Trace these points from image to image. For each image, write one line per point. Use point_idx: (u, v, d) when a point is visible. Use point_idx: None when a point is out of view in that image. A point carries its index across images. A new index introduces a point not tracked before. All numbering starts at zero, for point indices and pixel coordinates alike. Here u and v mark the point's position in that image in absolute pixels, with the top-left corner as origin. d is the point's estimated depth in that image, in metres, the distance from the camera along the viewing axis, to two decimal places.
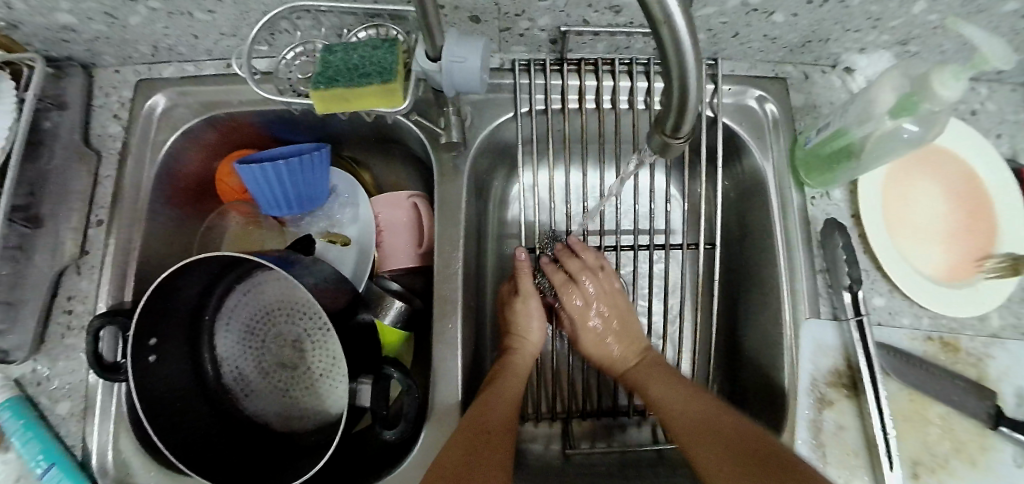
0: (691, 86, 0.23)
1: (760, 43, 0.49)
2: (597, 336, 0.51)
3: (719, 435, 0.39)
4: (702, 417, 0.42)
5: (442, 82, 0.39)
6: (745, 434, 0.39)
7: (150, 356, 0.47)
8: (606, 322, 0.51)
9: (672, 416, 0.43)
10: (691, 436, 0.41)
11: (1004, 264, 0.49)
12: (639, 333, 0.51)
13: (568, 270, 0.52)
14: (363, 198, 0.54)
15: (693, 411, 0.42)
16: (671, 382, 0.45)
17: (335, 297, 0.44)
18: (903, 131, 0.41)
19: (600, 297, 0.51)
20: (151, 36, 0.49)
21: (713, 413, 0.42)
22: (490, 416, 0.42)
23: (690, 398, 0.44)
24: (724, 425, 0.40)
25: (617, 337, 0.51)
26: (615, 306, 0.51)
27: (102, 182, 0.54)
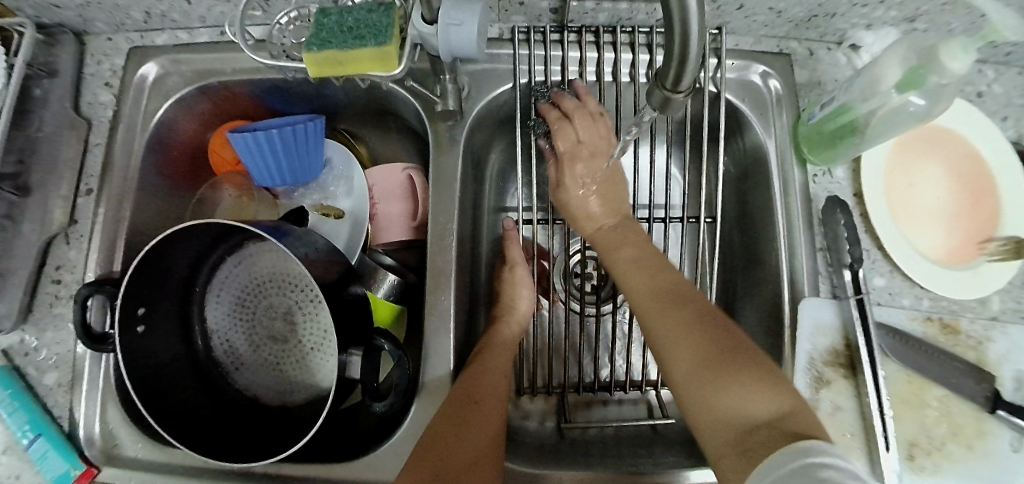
0: (692, 33, 0.22)
1: (765, 17, 0.48)
2: (580, 192, 0.48)
3: (676, 309, 0.38)
4: (664, 289, 0.40)
5: (439, 48, 0.38)
6: (705, 310, 0.38)
7: (139, 326, 0.46)
8: (596, 187, 0.48)
9: (636, 296, 0.42)
10: (653, 308, 0.40)
11: (1006, 247, 0.48)
12: (622, 203, 0.49)
13: (562, 109, 0.47)
14: (358, 171, 0.53)
15: (658, 285, 0.41)
16: (640, 250, 0.44)
17: (327, 268, 0.44)
18: (909, 104, 0.41)
19: (586, 156, 0.48)
20: (144, 2, 0.48)
21: (674, 287, 0.41)
22: (477, 388, 0.41)
23: (656, 269, 0.42)
24: (690, 303, 0.39)
25: (597, 195, 0.48)
26: (604, 163, 0.48)
27: (92, 150, 0.53)
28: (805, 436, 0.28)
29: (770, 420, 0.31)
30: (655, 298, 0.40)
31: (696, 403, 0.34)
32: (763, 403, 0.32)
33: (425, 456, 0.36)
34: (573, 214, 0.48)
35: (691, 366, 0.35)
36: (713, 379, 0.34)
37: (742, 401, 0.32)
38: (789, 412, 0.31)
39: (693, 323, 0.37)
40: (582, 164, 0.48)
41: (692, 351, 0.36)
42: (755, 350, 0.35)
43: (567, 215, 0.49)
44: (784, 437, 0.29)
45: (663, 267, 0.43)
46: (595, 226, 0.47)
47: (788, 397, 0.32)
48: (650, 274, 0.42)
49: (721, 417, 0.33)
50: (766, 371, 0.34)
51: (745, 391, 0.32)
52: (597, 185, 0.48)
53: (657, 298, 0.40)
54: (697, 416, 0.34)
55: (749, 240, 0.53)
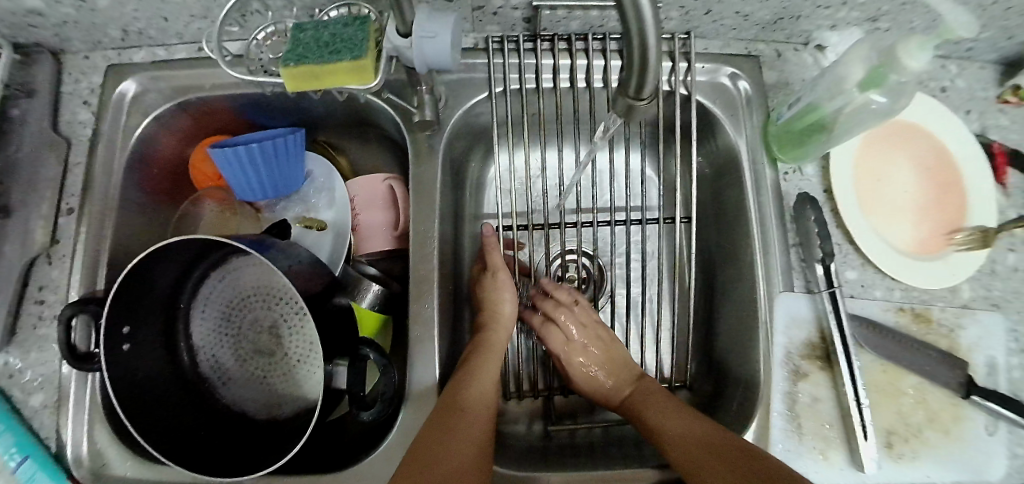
0: (649, 44, 0.22)
1: (732, 21, 0.49)
2: (581, 367, 0.50)
3: (722, 458, 0.37)
4: (706, 440, 0.39)
5: (414, 59, 0.38)
6: (751, 455, 0.37)
7: (124, 344, 0.46)
8: (597, 362, 0.50)
9: (675, 450, 0.39)
10: (701, 466, 0.37)
11: (973, 236, 0.50)
12: (624, 358, 0.50)
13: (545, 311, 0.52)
14: (339, 183, 0.53)
15: (699, 438, 0.39)
16: (671, 409, 0.43)
17: (310, 279, 0.44)
18: (872, 103, 0.42)
19: (581, 336, 0.50)
20: (121, 20, 0.49)
21: (716, 437, 0.39)
22: (462, 397, 0.42)
23: (695, 425, 0.40)
24: (736, 451, 0.37)
25: (603, 363, 0.49)
26: (597, 337, 0.50)
27: (72, 170, 0.52)
28: None
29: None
30: (699, 452, 0.38)
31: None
32: None
33: (411, 468, 0.36)
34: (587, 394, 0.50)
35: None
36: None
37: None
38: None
39: (750, 473, 0.35)
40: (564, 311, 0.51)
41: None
42: None
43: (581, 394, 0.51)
44: None
45: (702, 422, 0.41)
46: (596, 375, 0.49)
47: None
48: (692, 432, 0.40)
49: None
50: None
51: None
52: (598, 361, 0.50)
53: (700, 452, 0.38)
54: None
55: (725, 237, 0.54)
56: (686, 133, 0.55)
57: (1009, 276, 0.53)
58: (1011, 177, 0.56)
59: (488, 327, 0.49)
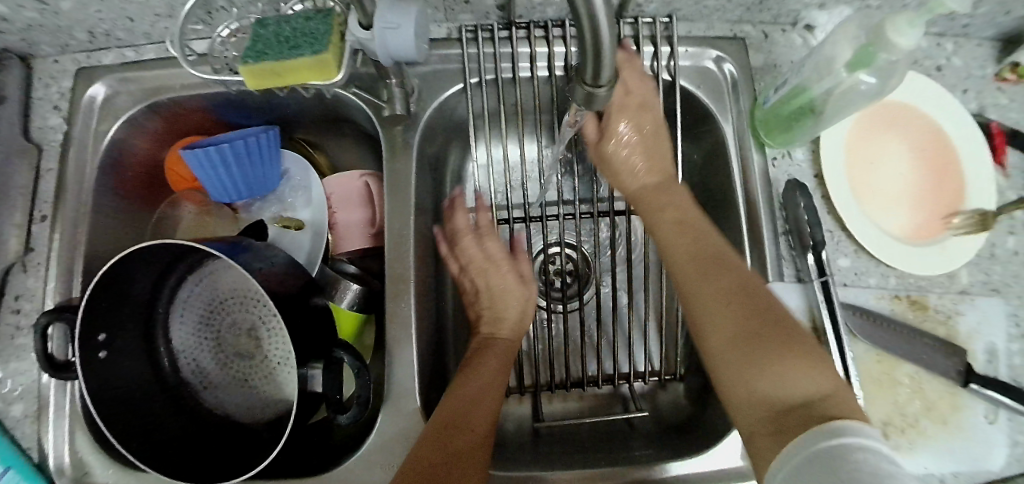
0: (601, 24, 0.22)
1: (714, 2, 0.48)
2: (625, 158, 0.46)
3: (720, 275, 0.37)
4: (707, 254, 0.39)
5: (378, 52, 0.37)
6: (752, 288, 0.36)
7: (101, 352, 0.45)
8: (638, 137, 0.46)
9: (675, 257, 0.41)
10: (695, 284, 0.38)
11: (972, 220, 0.48)
12: (666, 159, 0.47)
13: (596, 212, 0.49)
14: (315, 180, 0.52)
15: (697, 252, 0.40)
16: (693, 227, 0.42)
17: (284, 282, 0.43)
18: (861, 84, 0.40)
19: (632, 107, 0.46)
20: (87, 21, 0.47)
21: (718, 253, 0.39)
22: (464, 409, 0.39)
23: (698, 241, 0.40)
24: (735, 277, 0.37)
25: (641, 151, 0.46)
26: (652, 120, 0.46)
27: (45, 176, 0.51)
28: (836, 415, 0.27)
29: (815, 401, 0.29)
30: (697, 270, 0.39)
31: (735, 380, 0.33)
32: (812, 384, 0.30)
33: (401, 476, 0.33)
34: (615, 170, 0.47)
35: (731, 337, 0.34)
36: (755, 360, 0.32)
37: (787, 384, 0.31)
38: (831, 395, 0.29)
39: (740, 293, 0.36)
40: (628, 116, 0.46)
41: (733, 331, 0.34)
42: (807, 337, 0.34)
43: (608, 170, 0.48)
44: (822, 417, 0.27)
45: (708, 236, 0.40)
46: (638, 184, 0.46)
47: (833, 381, 0.30)
48: (693, 241, 0.40)
49: (755, 397, 0.32)
50: (814, 357, 0.32)
51: (789, 373, 0.31)
52: (640, 137, 0.46)
53: (698, 269, 0.39)
54: (734, 394, 0.33)
55: (713, 226, 0.53)
56: (671, 120, 0.53)
57: (1009, 260, 0.52)
58: (1009, 157, 0.54)
59: (491, 334, 0.47)
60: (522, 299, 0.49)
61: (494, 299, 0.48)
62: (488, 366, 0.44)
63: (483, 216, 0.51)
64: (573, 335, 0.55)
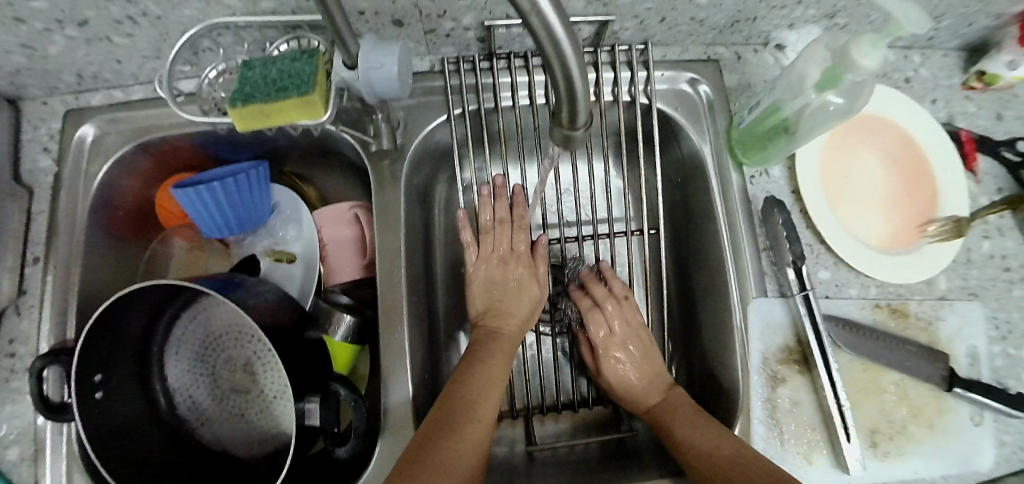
0: (571, 64, 0.23)
1: (688, 27, 0.49)
2: (614, 358, 0.50)
3: (750, 482, 0.36)
4: (731, 462, 0.38)
5: (362, 89, 0.38)
6: (775, 477, 0.35)
7: (97, 392, 0.46)
8: (625, 351, 0.50)
9: (695, 458, 0.40)
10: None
11: (947, 227, 0.50)
12: (661, 365, 0.49)
13: (593, 296, 0.52)
14: (305, 213, 0.53)
15: (718, 461, 0.38)
16: (702, 428, 0.41)
17: (277, 317, 0.44)
18: (830, 104, 0.42)
19: (624, 336, 0.50)
20: (74, 65, 0.48)
21: (740, 459, 0.38)
22: (468, 405, 0.42)
23: (718, 448, 0.39)
24: (757, 470, 0.36)
25: (636, 368, 0.49)
26: (637, 339, 0.50)
27: (36, 218, 0.52)
28: None
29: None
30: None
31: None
32: None
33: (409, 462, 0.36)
34: (611, 385, 0.50)
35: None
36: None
37: None
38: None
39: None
40: (613, 314, 0.51)
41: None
42: None
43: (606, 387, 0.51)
44: None
45: (727, 442, 0.39)
46: (641, 402, 0.48)
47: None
48: (710, 456, 0.39)
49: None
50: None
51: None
52: (632, 349, 0.50)
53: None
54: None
55: (696, 243, 0.54)
56: (652, 141, 0.55)
57: (985, 263, 0.53)
58: (981, 163, 0.56)
59: (496, 327, 0.49)
60: (534, 299, 0.52)
61: (510, 294, 0.51)
62: (478, 387, 0.44)
63: (521, 212, 0.53)
64: (564, 356, 0.57)
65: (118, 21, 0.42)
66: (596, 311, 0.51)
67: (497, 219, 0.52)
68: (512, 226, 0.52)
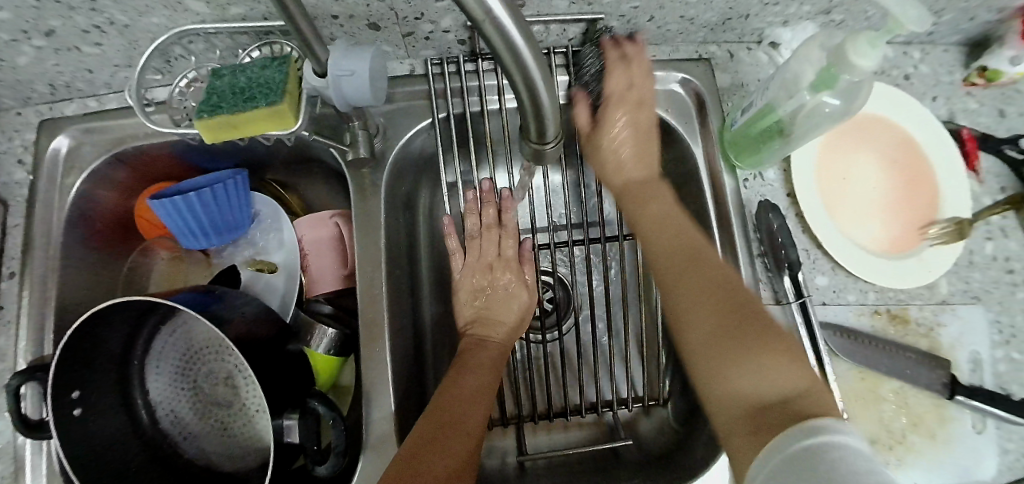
0: (533, 73, 0.22)
1: (678, 25, 0.48)
2: (615, 119, 0.44)
3: (701, 274, 0.38)
4: (687, 252, 0.39)
5: (333, 98, 0.37)
6: (727, 279, 0.37)
7: (76, 410, 0.44)
8: (630, 128, 0.45)
9: (652, 240, 0.42)
10: (675, 267, 0.39)
11: (948, 229, 0.48)
12: (654, 153, 0.46)
13: (623, 56, 0.45)
14: (286, 222, 0.52)
15: (674, 246, 0.40)
16: (664, 209, 0.43)
17: (255, 332, 0.42)
18: (825, 105, 0.40)
19: (632, 103, 0.45)
20: (45, 75, 0.47)
21: (697, 249, 0.40)
22: (456, 413, 0.41)
23: (679, 238, 0.41)
24: (705, 271, 0.38)
25: (632, 143, 0.45)
26: (648, 119, 0.45)
27: (11, 232, 0.51)
28: (817, 414, 0.27)
29: (786, 400, 0.29)
30: (676, 271, 0.39)
31: (715, 374, 0.33)
32: (787, 382, 0.31)
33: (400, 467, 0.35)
34: (603, 161, 0.46)
35: (710, 335, 0.35)
36: (736, 353, 0.33)
37: (760, 381, 0.31)
38: (804, 391, 0.30)
39: (714, 285, 0.37)
40: (625, 110, 0.44)
41: (711, 317, 0.35)
42: (774, 323, 0.34)
43: (596, 162, 0.47)
44: (793, 414, 0.28)
45: (688, 237, 0.40)
46: (622, 181, 0.46)
47: (807, 377, 0.31)
48: (672, 242, 0.40)
49: (738, 395, 0.32)
50: (795, 352, 0.32)
51: (763, 369, 0.31)
52: (635, 134, 0.45)
53: (678, 270, 0.39)
54: (712, 390, 0.34)
55: None
56: None
57: (987, 266, 0.51)
58: (982, 162, 0.54)
59: (484, 336, 0.48)
60: (524, 306, 0.50)
61: (499, 302, 0.50)
62: (461, 411, 0.41)
63: (508, 217, 0.51)
64: (555, 365, 0.55)
65: (85, 30, 0.41)
66: (616, 70, 0.44)
67: (485, 225, 0.50)
68: (500, 232, 0.51)
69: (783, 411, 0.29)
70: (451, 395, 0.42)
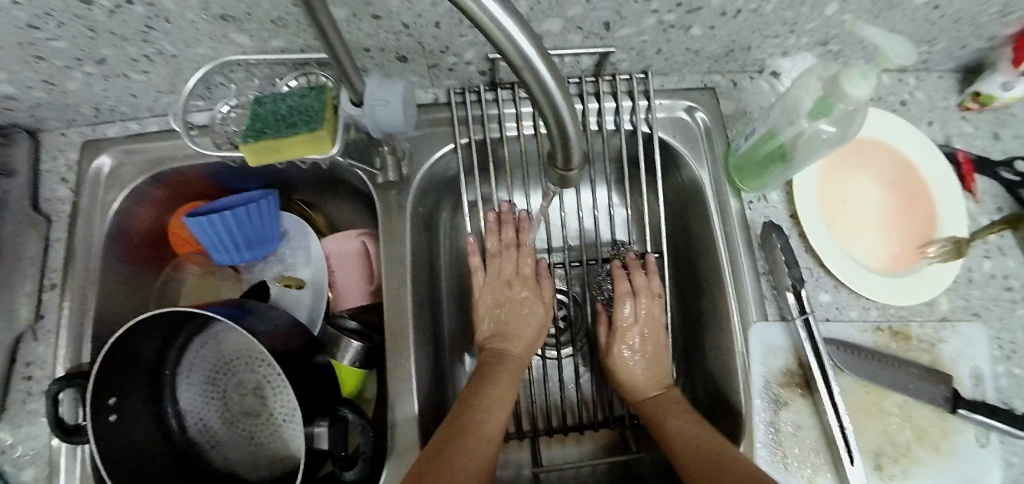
0: (563, 112, 0.24)
1: (685, 57, 0.51)
2: (626, 351, 0.51)
3: (733, 477, 0.37)
4: (710, 456, 0.40)
5: (368, 125, 0.40)
6: (754, 468, 0.38)
7: (111, 416, 0.47)
8: (642, 350, 0.51)
9: (682, 457, 0.42)
10: (701, 482, 0.39)
11: (946, 248, 0.50)
12: (665, 370, 0.51)
13: (634, 276, 0.53)
14: (313, 240, 0.55)
15: (704, 454, 0.41)
16: (690, 424, 0.44)
17: (287, 343, 0.45)
18: (822, 132, 0.43)
19: (644, 328, 0.52)
20: (92, 99, 0.50)
21: (725, 453, 0.40)
22: (476, 421, 0.43)
23: (703, 441, 0.42)
24: (735, 468, 0.38)
25: (645, 361, 0.51)
26: (655, 342, 0.51)
27: (53, 245, 0.53)
28: None
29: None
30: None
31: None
32: None
33: (421, 470, 0.38)
34: (620, 379, 0.51)
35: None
36: None
37: None
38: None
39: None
40: (636, 333, 0.51)
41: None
42: None
43: (614, 381, 0.52)
44: None
45: (715, 440, 0.42)
46: (641, 395, 0.50)
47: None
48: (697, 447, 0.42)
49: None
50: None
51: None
52: (643, 353, 0.51)
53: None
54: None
55: (697, 267, 0.55)
56: (652, 168, 0.56)
57: (986, 283, 0.53)
58: (978, 183, 0.56)
59: (502, 349, 0.50)
60: (541, 322, 0.52)
61: (517, 317, 0.52)
62: (479, 424, 0.43)
63: (526, 238, 0.53)
64: (568, 379, 0.57)
65: (135, 59, 0.44)
66: (626, 296, 0.52)
67: (504, 245, 0.53)
68: (517, 252, 0.53)
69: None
70: (471, 408, 0.44)
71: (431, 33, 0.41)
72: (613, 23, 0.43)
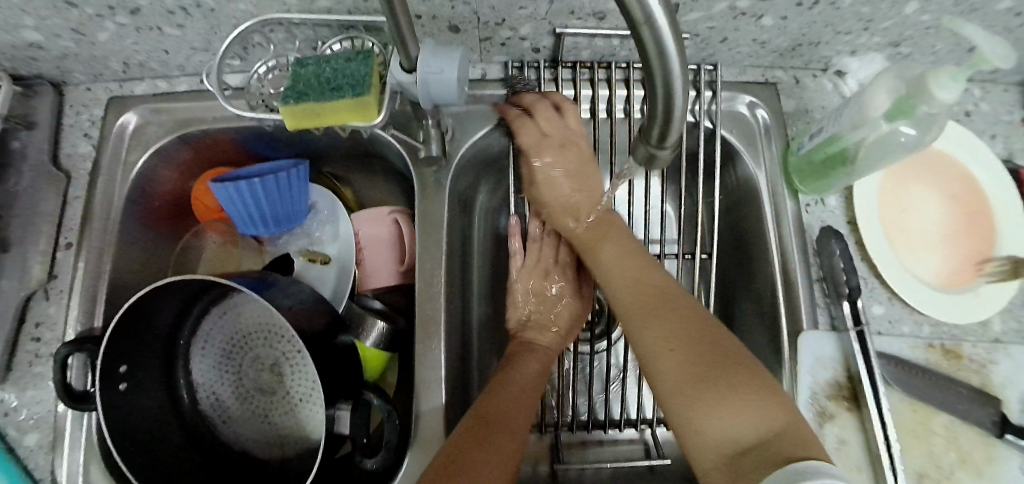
0: (675, 81, 0.21)
1: (749, 48, 0.48)
2: (548, 175, 0.47)
3: (665, 317, 0.40)
4: (654, 291, 0.42)
5: (418, 94, 0.37)
6: (691, 310, 0.39)
7: (120, 385, 0.44)
8: (565, 179, 0.47)
9: (617, 285, 0.44)
10: (636, 311, 0.42)
11: (1005, 267, 0.48)
12: (597, 181, 0.48)
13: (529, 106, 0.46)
14: (342, 215, 0.53)
15: (642, 288, 0.43)
16: (628, 251, 0.46)
17: (313, 319, 0.43)
18: (900, 134, 0.40)
19: (555, 146, 0.46)
20: (122, 52, 0.47)
21: (663, 288, 0.42)
22: (498, 408, 0.41)
23: (635, 267, 0.44)
24: (668, 306, 0.40)
25: (570, 185, 0.47)
26: (578, 155, 0.47)
27: (71, 203, 0.51)
28: (800, 457, 0.29)
29: (766, 441, 0.32)
30: (644, 310, 0.41)
31: (685, 422, 0.35)
32: (756, 423, 0.32)
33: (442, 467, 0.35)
34: (545, 200, 0.49)
35: (679, 384, 0.36)
36: (704, 396, 0.34)
37: (724, 421, 0.33)
38: (784, 430, 0.32)
39: (682, 328, 0.38)
40: (551, 154, 0.46)
41: (682, 360, 0.37)
42: (757, 366, 0.35)
43: (537, 201, 0.49)
44: (778, 461, 0.30)
45: (650, 271, 0.44)
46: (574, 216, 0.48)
47: (782, 414, 0.33)
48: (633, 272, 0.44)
49: (709, 441, 0.34)
50: (762, 380, 0.34)
51: (730, 408, 0.33)
52: (565, 175, 0.47)
53: (646, 310, 0.41)
54: (689, 440, 0.35)
55: (744, 269, 0.53)
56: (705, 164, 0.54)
57: None
58: None
59: (532, 338, 0.49)
60: (576, 313, 0.51)
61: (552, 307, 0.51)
62: (502, 420, 0.40)
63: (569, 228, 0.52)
64: (597, 375, 0.55)
65: (170, 10, 0.41)
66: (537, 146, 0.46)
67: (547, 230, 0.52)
68: (559, 240, 0.52)
69: (765, 455, 0.31)
70: (498, 398, 0.42)
71: (489, 4, 0.39)
72: (683, 6, 0.41)
